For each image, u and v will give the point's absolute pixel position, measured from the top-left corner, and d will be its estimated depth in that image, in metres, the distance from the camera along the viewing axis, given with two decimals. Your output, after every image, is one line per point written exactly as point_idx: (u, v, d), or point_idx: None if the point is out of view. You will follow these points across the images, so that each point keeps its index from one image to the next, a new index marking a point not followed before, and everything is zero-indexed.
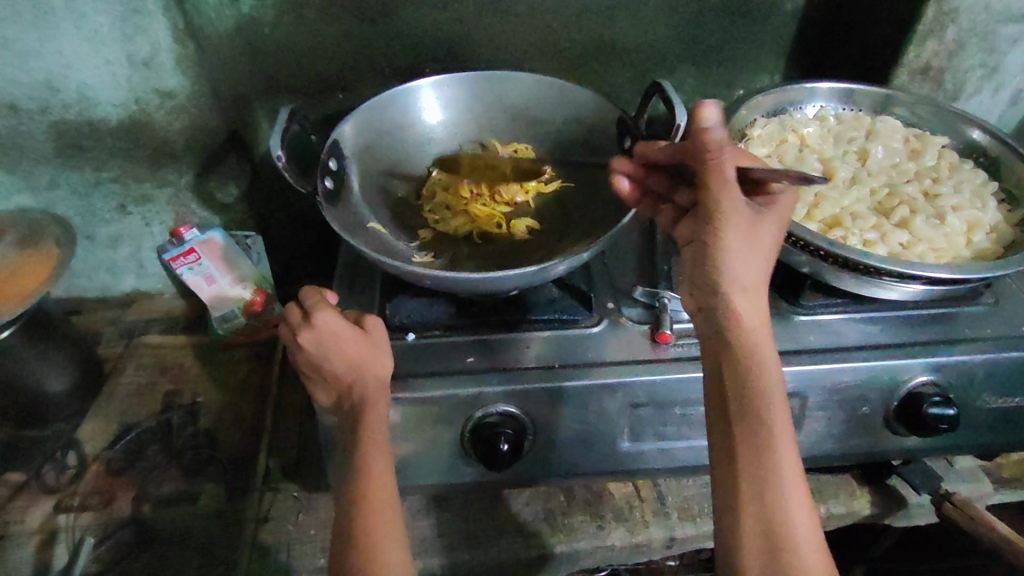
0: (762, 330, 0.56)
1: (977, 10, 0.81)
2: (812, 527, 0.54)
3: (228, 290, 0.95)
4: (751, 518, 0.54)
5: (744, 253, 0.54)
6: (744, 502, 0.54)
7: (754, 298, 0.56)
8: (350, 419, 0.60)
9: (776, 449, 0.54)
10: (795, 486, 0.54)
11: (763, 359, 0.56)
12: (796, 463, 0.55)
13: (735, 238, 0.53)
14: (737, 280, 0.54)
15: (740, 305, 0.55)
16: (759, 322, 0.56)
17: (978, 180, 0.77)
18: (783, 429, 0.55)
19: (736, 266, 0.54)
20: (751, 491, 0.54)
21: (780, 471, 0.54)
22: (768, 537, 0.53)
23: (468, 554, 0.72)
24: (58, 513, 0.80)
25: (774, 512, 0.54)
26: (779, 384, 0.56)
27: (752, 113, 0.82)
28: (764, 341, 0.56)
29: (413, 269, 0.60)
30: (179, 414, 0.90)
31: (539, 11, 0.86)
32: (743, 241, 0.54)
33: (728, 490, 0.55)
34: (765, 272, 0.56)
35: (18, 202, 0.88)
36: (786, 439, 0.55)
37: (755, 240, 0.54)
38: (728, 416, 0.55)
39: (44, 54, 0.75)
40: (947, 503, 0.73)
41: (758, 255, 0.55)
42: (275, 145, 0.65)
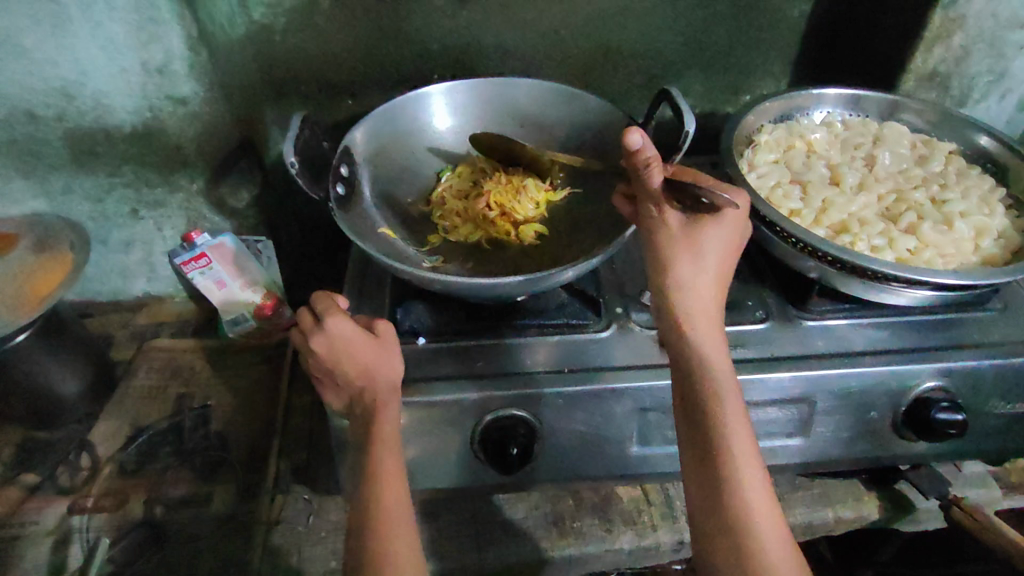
0: (711, 328, 0.58)
1: (985, 17, 0.81)
2: (777, 521, 0.53)
3: (238, 294, 0.95)
4: (714, 512, 0.53)
5: (679, 254, 0.57)
6: (706, 496, 0.53)
7: (702, 297, 0.58)
8: (363, 423, 0.61)
9: (731, 439, 0.54)
10: (755, 480, 0.53)
11: (712, 354, 0.56)
12: (755, 454, 0.54)
13: (666, 241, 0.58)
14: (676, 277, 0.57)
15: (683, 304, 0.58)
16: (707, 320, 0.58)
17: (985, 186, 0.77)
18: (738, 421, 0.54)
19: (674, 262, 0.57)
20: (710, 485, 0.53)
21: (738, 458, 0.53)
22: (732, 531, 0.52)
23: (478, 557, 0.72)
24: (72, 514, 0.81)
25: (737, 500, 0.52)
26: (731, 377, 0.56)
27: (759, 119, 0.82)
28: (712, 337, 0.57)
29: (423, 275, 0.61)
30: (190, 416, 0.91)
31: (547, 18, 0.87)
32: (677, 244, 0.58)
33: (693, 486, 0.55)
34: (711, 273, 0.58)
35: (33, 207, 0.89)
36: (742, 429, 0.54)
37: (691, 243, 0.58)
38: (684, 411, 0.56)
39: (60, 62, 0.76)
40: (956, 508, 0.73)
41: (698, 256, 0.58)
42: (288, 152, 0.66)
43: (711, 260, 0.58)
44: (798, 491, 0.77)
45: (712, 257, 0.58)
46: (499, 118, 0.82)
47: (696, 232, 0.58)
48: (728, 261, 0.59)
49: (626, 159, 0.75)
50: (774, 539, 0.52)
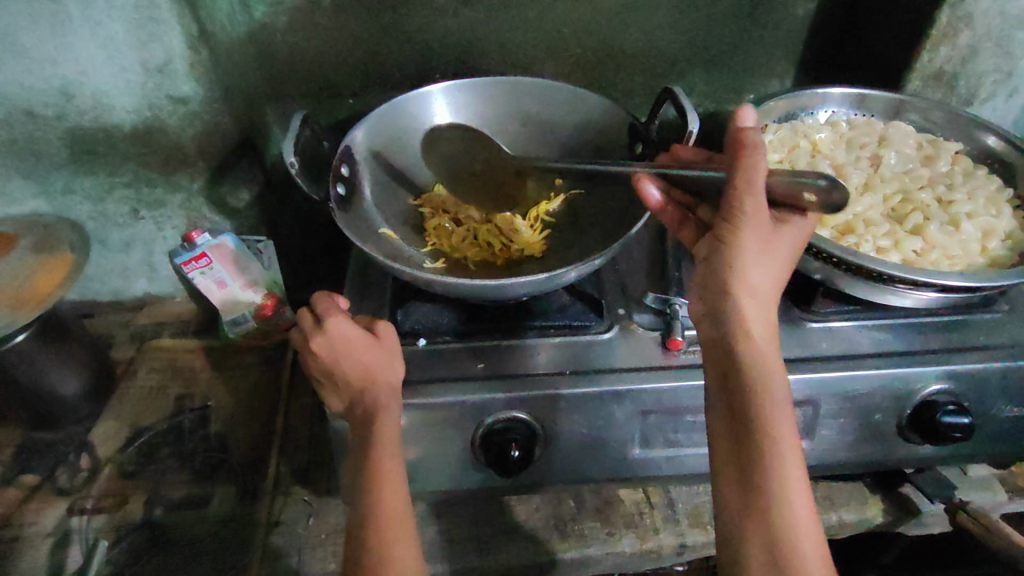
0: (768, 335, 0.56)
1: (992, 15, 0.80)
2: (817, 533, 0.52)
3: (239, 294, 0.96)
4: (754, 520, 0.52)
5: (755, 256, 0.54)
6: (748, 503, 0.53)
7: (762, 304, 0.56)
8: (362, 426, 0.60)
9: (781, 450, 0.52)
10: (801, 491, 0.52)
11: (768, 363, 0.55)
12: (803, 467, 0.53)
13: (752, 243, 0.53)
14: (743, 280, 0.54)
15: (746, 309, 0.55)
16: (765, 327, 0.56)
17: (992, 187, 0.76)
18: (789, 432, 0.53)
19: (747, 264, 0.54)
20: (754, 492, 0.52)
21: (784, 466, 0.52)
22: (773, 540, 0.51)
23: (478, 560, 0.71)
24: (71, 515, 0.80)
25: (778, 508, 0.52)
26: (785, 388, 0.55)
27: (763, 118, 0.82)
28: (769, 345, 0.56)
29: (426, 277, 0.60)
30: (190, 417, 0.91)
31: (549, 17, 0.86)
32: (759, 244, 0.54)
33: (733, 491, 0.54)
34: (776, 280, 0.55)
35: (33, 206, 0.89)
36: (793, 441, 0.53)
37: (768, 246, 0.54)
38: (733, 417, 0.55)
39: (59, 61, 0.76)
40: (963, 514, 0.71)
41: (769, 260, 0.55)
42: (287, 151, 0.65)
43: (779, 266, 0.55)
44: None
45: (781, 262, 0.55)
46: (500, 118, 0.81)
47: (777, 236, 0.54)
48: (793, 268, 0.56)
49: (627, 159, 0.75)
50: (813, 552, 0.51)
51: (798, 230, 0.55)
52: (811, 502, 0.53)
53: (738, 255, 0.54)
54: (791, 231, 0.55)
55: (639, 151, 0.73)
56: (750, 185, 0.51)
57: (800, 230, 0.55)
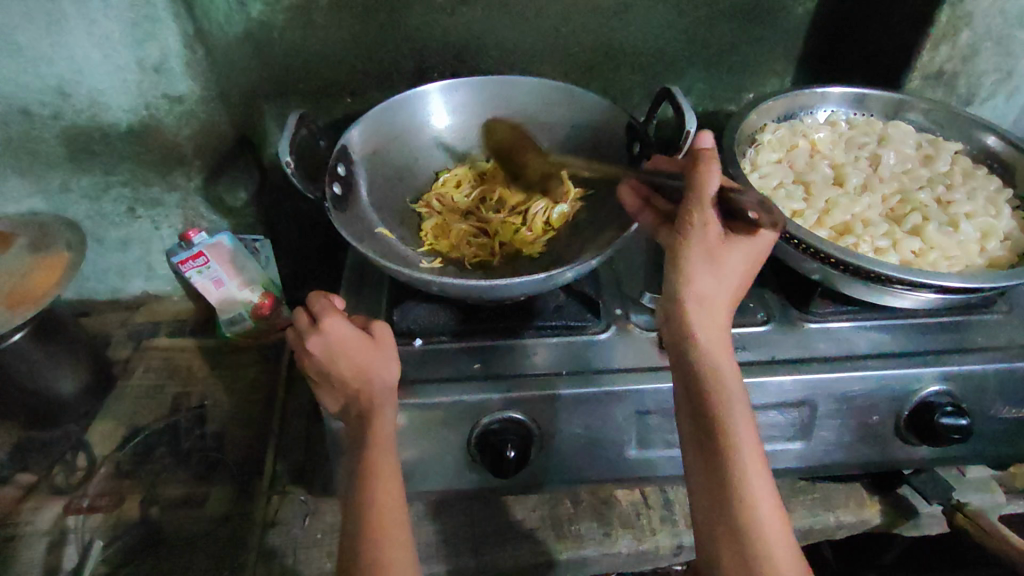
0: (723, 342, 0.56)
1: (992, 15, 0.79)
2: (786, 535, 0.52)
3: (236, 293, 0.95)
4: (723, 531, 0.52)
5: (702, 269, 0.55)
6: (716, 512, 0.53)
7: (715, 312, 0.56)
8: (358, 426, 0.60)
9: (742, 457, 0.53)
10: (767, 494, 0.52)
11: (723, 370, 0.55)
12: (766, 470, 0.54)
13: (697, 254, 0.54)
14: (692, 291, 0.55)
15: (697, 319, 0.56)
16: (719, 336, 0.56)
17: (992, 187, 0.76)
18: (749, 438, 0.54)
19: (693, 276, 0.55)
20: (719, 500, 0.53)
21: (744, 470, 0.53)
22: (739, 544, 0.51)
23: (474, 560, 0.71)
24: (68, 514, 0.80)
25: (744, 511, 0.52)
26: (742, 394, 0.55)
27: (762, 117, 0.81)
28: (724, 354, 0.56)
29: (421, 277, 0.60)
30: (187, 416, 0.91)
31: (548, 16, 0.86)
32: (703, 258, 0.55)
33: (702, 503, 0.54)
34: (728, 290, 0.56)
35: (30, 205, 0.89)
36: (752, 447, 0.53)
37: (715, 258, 0.55)
38: (694, 428, 0.55)
39: (56, 59, 0.76)
40: (959, 513, 0.73)
41: (719, 271, 0.55)
42: (284, 150, 0.65)
43: (730, 276, 0.55)
44: (799, 494, 0.76)
45: (733, 273, 0.55)
46: (497, 118, 0.81)
47: (725, 248, 0.54)
48: (750, 276, 0.57)
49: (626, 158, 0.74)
50: (785, 554, 0.51)
51: (750, 245, 0.55)
52: (778, 505, 0.53)
53: (683, 267, 0.55)
54: (743, 243, 0.55)
55: (637, 150, 0.73)
56: (697, 199, 0.53)
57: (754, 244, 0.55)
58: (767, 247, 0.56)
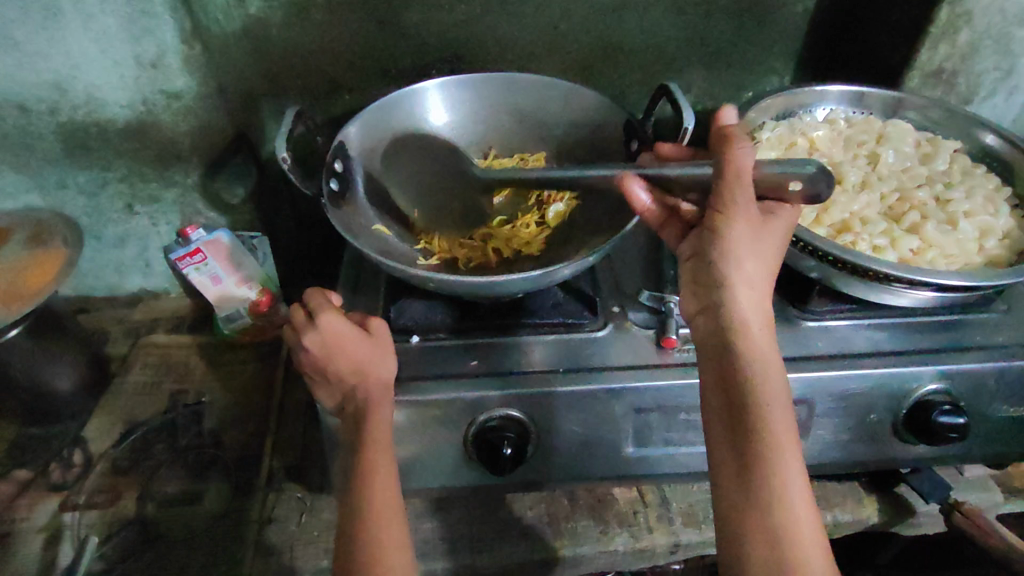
0: (762, 323, 0.56)
1: (992, 13, 0.79)
2: (813, 519, 0.52)
3: (234, 290, 0.94)
4: (752, 512, 0.52)
5: (749, 247, 0.54)
6: (746, 493, 0.52)
7: (757, 293, 0.55)
8: (354, 422, 0.60)
9: (779, 439, 0.52)
10: (800, 476, 0.53)
11: (762, 351, 0.55)
12: (799, 454, 0.53)
13: (743, 230, 0.54)
14: (739, 270, 0.54)
15: (741, 298, 0.55)
16: (759, 316, 0.56)
17: (990, 186, 0.76)
18: (786, 421, 0.53)
19: (741, 254, 0.54)
20: (752, 481, 0.52)
21: (783, 453, 0.52)
22: (773, 525, 0.51)
23: (471, 558, 0.71)
24: (63, 511, 0.80)
25: (780, 492, 0.52)
26: (781, 376, 0.55)
27: (761, 115, 0.81)
28: (764, 335, 0.55)
29: (418, 274, 0.60)
30: (184, 413, 0.90)
31: (546, 13, 0.86)
32: (749, 235, 0.54)
33: (731, 483, 0.53)
34: (769, 271, 0.56)
35: (27, 201, 0.89)
36: (790, 431, 0.53)
37: (760, 237, 0.54)
38: (733, 408, 0.54)
39: (52, 55, 0.76)
40: (956, 513, 0.72)
41: (761, 252, 0.55)
42: (280, 146, 0.65)
43: (771, 257, 0.55)
44: None
45: (772, 253, 0.56)
46: (495, 115, 0.81)
47: (766, 227, 0.55)
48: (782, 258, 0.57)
49: (623, 155, 0.74)
50: (812, 537, 0.51)
51: (784, 225, 0.56)
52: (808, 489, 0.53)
53: (727, 244, 0.54)
54: (779, 223, 0.56)
55: (636, 147, 0.72)
56: (739, 178, 0.52)
57: (787, 221, 0.56)
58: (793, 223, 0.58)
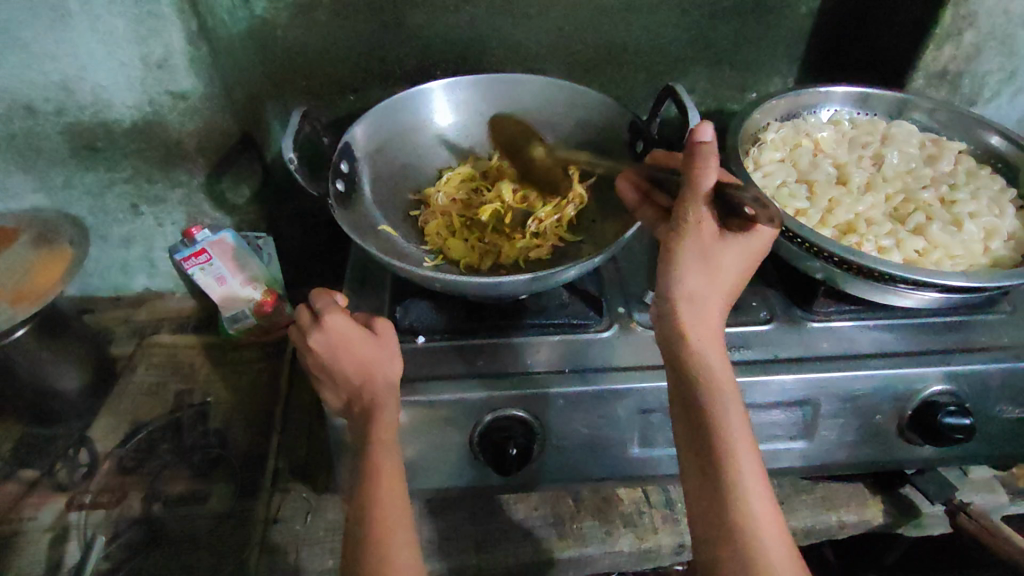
0: (715, 340, 0.56)
1: (997, 14, 0.79)
2: (781, 531, 0.52)
3: (238, 291, 0.94)
4: (716, 530, 0.52)
5: (691, 266, 0.54)
6: (710, 510, 0.52)
7: (707, 308, 0.56)
8: (361, 423, 0.60)
9: (735, 455, 0.53)
10: (760, 488, 0.52)
11: (715, 369, 0.55)
12: (759, 467, 0.53)
13: (689, 250, 0.54)
14: (683, 288, 0.55)
15: (692, 319, 0.55)
16: (712, 335, 0.56)
17: (995, 187, 0.76)
18: (742, 432, 0.53)
19: (682, 275, 0.54)
20: (715, 499, 0.52)
21: (738, 463, 0.53)
22: (734, 537, 0.51)
23: (475, 558, 0.71)
24: (69, 510, 0.80)
25: (740, 506, 0.52)
26: (734, 390, 0.55)
27: (765, 117, 0.81)
28: (717, 352, 0.56)
29: (423, 273, 0.60)
30: (189, 413, 0.91)
31: (551, 14, 0.86)
32: (696, 255, 0.54)
33: (696, 501, 0.54)
34: (723, 288, 0.55)
35: (33, 201, 0.89)
36: (746, 445, 0.53)
37: (708, 255, 0.54)
38: (686, 421, 0.55)
39: (60, 56, 0.76)
40: (962, 513, 0.72)
41: (710, 268, 0.54)
42: (287, 147, 0.65)
43: (724, 275, 0.55)
44: (801, 494, 0.76)
45: (727, 270, 0.54)
46: (500, 116, 0.81)
47: (722, 244, 0.54)
48: (745, 271, 0.56)
49: (629, 157, 0.74)
50: (780, 551, 0.51)
51: (746, 244, 0.54)
52: (771, 502, 0.53)
53: (677, 261, 0.54)
54: (736, 240, 0.54)
55: (641, 147, 0.73)
56: (693, 191, 0.51)
57: (751, 241, 0.54)
58: (764, 244, 0.54)
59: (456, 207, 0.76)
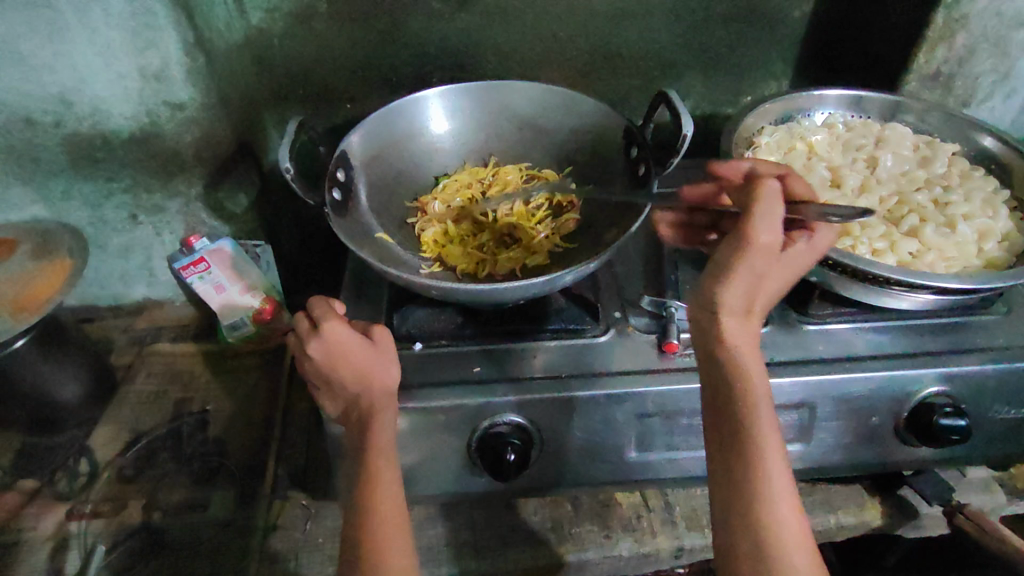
0: (753, 350, 0.56)
1: (989, 17, 0.80)
2: (804, 535, 0.52)
3: (237, 299, 0.96)
4: (743, 538, 0.52)
5: (748, 274, 0.53)
6: (738, 518, 0.52)
7: (748, 314, 0.56)
8: (358, 431, 0.60)
9: (766, 458, 0.53)
10: (787, 491, 0.53)
11: (753, 375, 0.55)
12: (787, 473, 0.53)
13: (758, 259, 0.53)
14: (737, 293, 0.54)
15: (731, 324, 0.55)
16: (749, 343, 0.56)
17: (989, 189, 0.76)
18: (773, 435, 0.54)
19: (739, 282, 0.54)
20: (741, 498, 0.52)
21: (767, 463, 0.53)
22: (758, 534, 0.51)
23: (475, 563, 0.72)
24: (70, 520, 0.81)
25: (764, 505, 0.52)
26: (767, 394, 0.55)
27: (758, 121, 0.82)
28: (754, 359, 0.55)
29: (419, 280, 0.60)
30: (189, 422, 0.91)
31: (546, 21, 0.87)
32: (765, 262, 0.53)
33: (722, 500, 0.54)
34: (766, 294, 0.56)
35: (33, 212, 0.89)
36: (778, 457, 0.53)
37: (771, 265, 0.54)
38: (717, 422, 0.55)
39: (58, 69, 0.76)
40: (959, 515, 0.72)
41: (766, 277, 0.54)
42: (284, 156, 0.65)
43: (774, 281, 0.55)
44: (799, 496, 0.76)
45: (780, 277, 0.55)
46: (493, 124, 0.82)
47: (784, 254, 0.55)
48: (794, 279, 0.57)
49: (623, 162, 0.74)
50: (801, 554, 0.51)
51: (806, 247, 0.56)
52: (797, 505, 0.53)
53: (740, 267, 0.53)
54: (797, 252, 0.56)
55: (635, 154, 0.73)
56: (767, 211, 0.53)
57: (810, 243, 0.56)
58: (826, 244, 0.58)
59: (451, 215, 0.77)
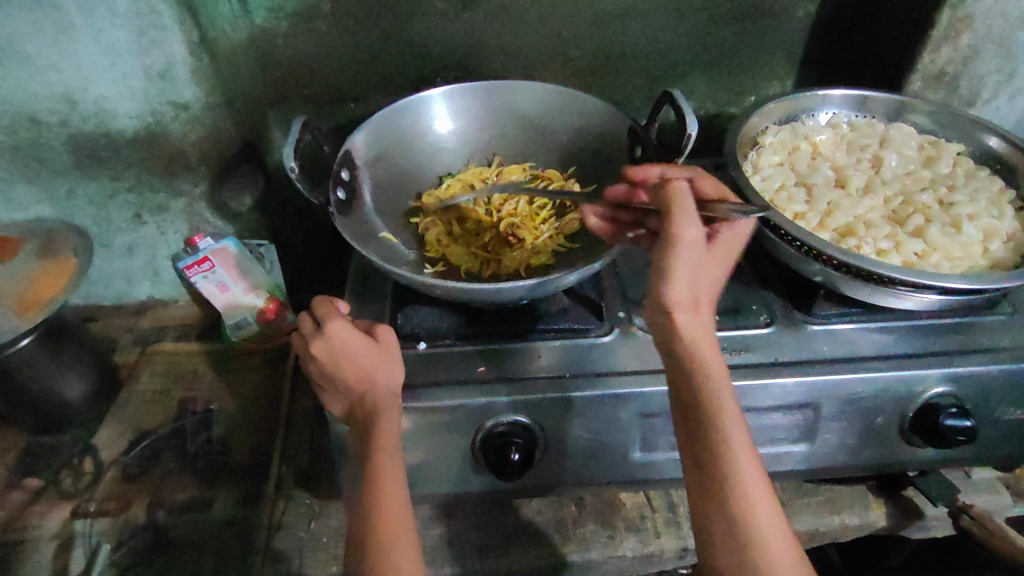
0: (711, 343, 0.56)
1: (994, 16, 0.79)
2: (782, 527, 0.53)
3: (241, 298, 0.95)
4: (719, 533, 0.53)
5: (687, 272, 0.54)
6: (716, 517, 0.53)
7: (700, 309, 0.56)
8: (362, 430, 0.60)
9: (734, 454, 0.54)
10: (759, 485, 0.53)
11: (713, 370, 0.55)
12: (758, 465, 0.54)
13: (686, 255, 0.53)
14: (680, 293, 0.54)
15: (687, 322, 0.56)
16: (707, 337, 0.56)
17: (994, 188, 0.76)
18: (739, 429, 0.54)
19: (681, 281, 0.54)
20: (716, 497, 0.53)
21: (737, 459, 0.54)
22: (737, 532, 0.52)
23: (479, 562, 0.72)
24: (75, 518, 0.81)
25: (740, 502, 0.53)
26: (729, 387, 0.56)
27: (763, 121, 0.81)
28: (714, 353, 0.56)
29: (423, 280, 0.60)
30: (192, 421, 0.91)
31: (550, 20, 0.86)
32: (694, 260, 0.54)
33: (698, 501, 0.55)
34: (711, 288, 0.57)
35: (39, 211, 0.90)
36: (745, 451, 0.54)
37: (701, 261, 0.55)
38: (685, 422, 0.56)
39: (63, 68, 0.77)
40: (965, 516, 0.72)
41: (702, 273, 0.55)
42: (288, 155, 0.65)
43: (711, 274, 0.56)
44: (803, 497, 0.76)
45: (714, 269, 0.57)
46: (496, 123, 0.82)
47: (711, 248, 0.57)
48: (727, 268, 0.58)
49: (628, 162, 0.74)
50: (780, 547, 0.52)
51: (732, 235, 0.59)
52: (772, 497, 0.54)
53: (675, 267, 0.53)
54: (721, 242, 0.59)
55: (639, 154, 0.73)
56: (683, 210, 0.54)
57: (735, 232, 0.59)
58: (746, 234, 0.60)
59: (455, 214, 0.76)
